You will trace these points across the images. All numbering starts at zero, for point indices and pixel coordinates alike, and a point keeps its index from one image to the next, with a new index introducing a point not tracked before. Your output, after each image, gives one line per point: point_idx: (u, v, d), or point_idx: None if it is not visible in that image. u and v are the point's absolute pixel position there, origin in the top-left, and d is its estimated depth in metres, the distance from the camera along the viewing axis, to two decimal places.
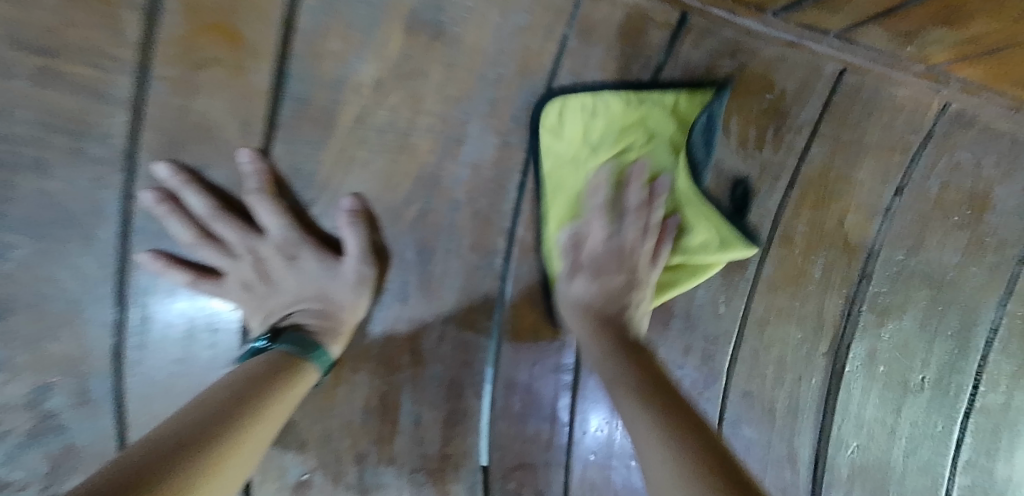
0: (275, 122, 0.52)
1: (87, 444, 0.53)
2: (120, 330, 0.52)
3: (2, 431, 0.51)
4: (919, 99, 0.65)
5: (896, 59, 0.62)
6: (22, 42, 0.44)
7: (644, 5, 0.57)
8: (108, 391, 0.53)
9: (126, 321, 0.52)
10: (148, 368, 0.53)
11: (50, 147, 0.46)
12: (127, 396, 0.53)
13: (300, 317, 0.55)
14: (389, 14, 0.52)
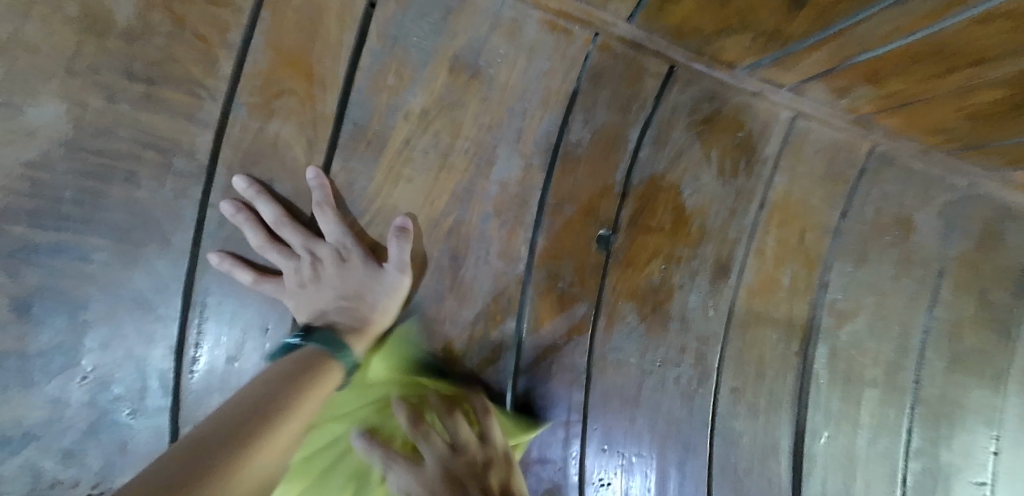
0: (335, 143, 0.58)
1: (140, 440, 0.55)
2: (181, 328, 0.55)
3: (61, 428, 0.53)
4: (853, 141, 0.81)
5: (835, 109, 0.77)
6: (132, 73, 0.51)
7: (640, 58, 0.70)
8: (163, 387, 0.55)
9: (187, 320, 0.55)
10: (210, 361, 0.56)
11: (142, 162, 0.52)
12: (183, 392, 0.55)
13: (333, 317, 0.57)
14: (438, 57, 0.62)
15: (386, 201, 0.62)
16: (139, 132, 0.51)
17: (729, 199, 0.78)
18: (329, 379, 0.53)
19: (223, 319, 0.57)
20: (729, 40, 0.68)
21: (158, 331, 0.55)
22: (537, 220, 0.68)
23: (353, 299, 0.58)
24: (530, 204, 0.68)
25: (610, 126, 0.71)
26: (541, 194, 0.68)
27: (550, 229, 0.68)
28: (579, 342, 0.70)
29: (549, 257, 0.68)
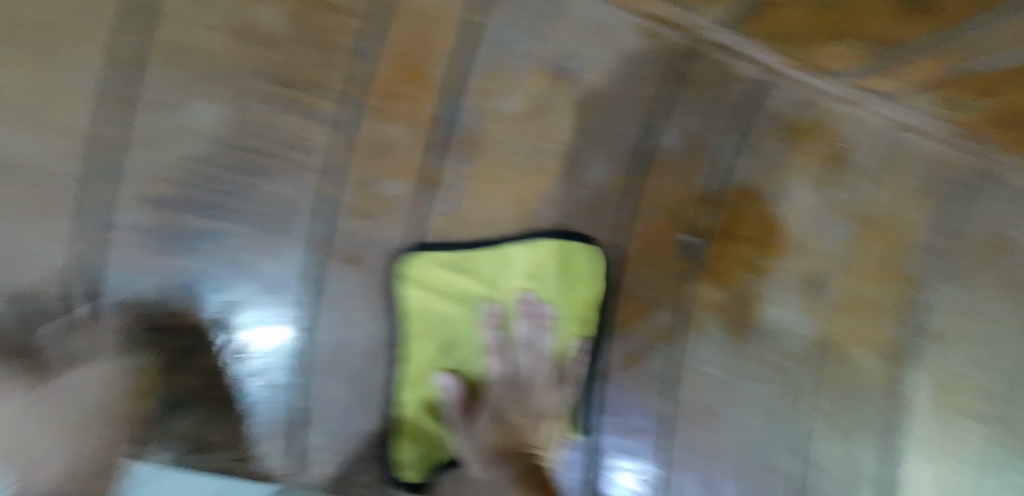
0: (442, 145, 0.59)
1: (273, 410, 0.55)
2: (299, 306, 0.55)
3: (196, 404, 0.51)
4: (969, 160, 0.68)
5: (946, 121, 0.66)
6: (276, 77, 0.50)
7: (736, 67, 0.69)
8: (286, 362, 0.55)
9: (301, 297, 0.55)
10: (277, 336, 0.55)
11: (277, 158, 0.51)
12: (308, 366, 0.56)
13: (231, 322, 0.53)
14: (537, 63, 0.62)
15: (481, 205, 0.62)
16: (274, 132, 0.51)
17: (824, 211, 0.73)
18: None
19: (341, 306, 0.56)
20: (829, 47, 0.62)
21: (283, 317, 0.54)
22: (626, 224, 0.69)
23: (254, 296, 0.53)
24: (615, 209, 0.68)
25: (699, 133, 0.71)
26: (628, 199, 0.69)
27: (639, 235, 0.71)
28: (659, 347, 0.72)
29: (633, 261, 0.71)
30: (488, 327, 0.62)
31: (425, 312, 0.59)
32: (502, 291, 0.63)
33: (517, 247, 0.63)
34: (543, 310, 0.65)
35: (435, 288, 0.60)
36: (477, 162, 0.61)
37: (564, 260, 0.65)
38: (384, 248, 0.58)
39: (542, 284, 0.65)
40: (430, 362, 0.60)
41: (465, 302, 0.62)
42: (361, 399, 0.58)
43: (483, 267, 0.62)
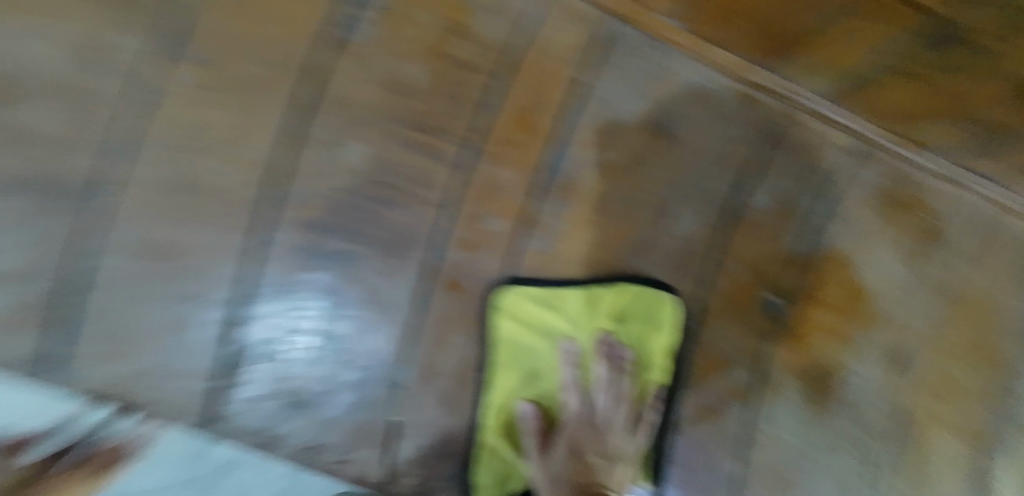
0: (541, 189, 0.64)
1: (370, 421, 0.58)
2: (404, 329, 0.59)
3: (304, 407, 0.55)
4: None
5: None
6: (418, 123, 0.58)
7: (833, 135, 0.70)
8: (386, 377, 0.59)
9: (404, 320, 0.59)
10: (378, 351, 0.58)
11: (410, 194, 0.58)
12: (405, 384, 0.59)
13: (338, 333, 0.56)
14: (636, 119, 0.66)
15: (572, 246, 0.65)
16: (405, 171, 0.58)
17: (912, 284, 0.74)
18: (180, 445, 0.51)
19: (438, 334, 0.60)
20: (936, 127, 0.65)
21: (393, 338, 0.59)
22: (711, 278, 0.69)
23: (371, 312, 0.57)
24: (694, 259, 0.68)
25: (789, 195, 0.71)
26: (720, 255, 0.69)
27: (726, 288, 0.69)
28: (737, 403, 0.69)
29: (716, 312, 0.69)
30: (567, 365, 0.62)
31: (506, 344, 0.61)
32: (584, 331, 0.64)
33: (600, 288, 0.64)
34: (621, 353, 0.64)
35: (517, 322, 0.61)
36: (573, 206, 0.65)
37: (647, 305, 0.65)
38: (480, 279, 0.62)
39: (623, 328, 0.65)
40: (510, 390, 0.61)
41: (547, 338, 0.63)
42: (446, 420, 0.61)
43: (566, 304, 0.63)
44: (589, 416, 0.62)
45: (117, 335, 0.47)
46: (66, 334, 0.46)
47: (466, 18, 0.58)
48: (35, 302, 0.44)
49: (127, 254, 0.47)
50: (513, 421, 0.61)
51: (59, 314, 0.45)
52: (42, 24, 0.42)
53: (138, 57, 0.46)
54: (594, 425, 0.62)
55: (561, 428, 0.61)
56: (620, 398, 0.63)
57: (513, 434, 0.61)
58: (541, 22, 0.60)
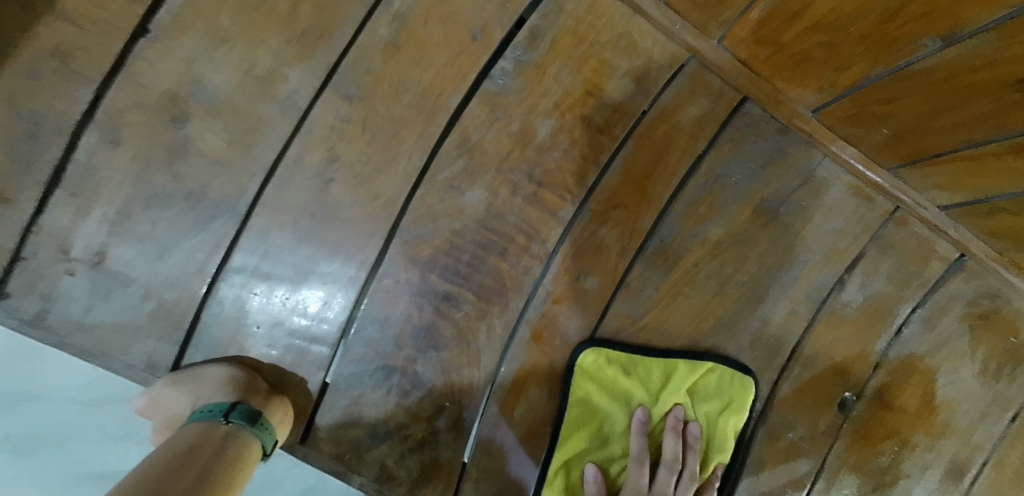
0: (639, 253, 0.62)
1: (443, 462, 0.58)
2: (493, 379, 0.59)
3: (385, 438, 0.56)
4: None
5: None
6: (532, 175, 0.58)
7: (935, 242, 0.68)
8: (466, 422, 0.58)
9: (493, 368, 0.59)
10: (461, 392, 0.58)
11: (512, 242, 0.58)
12: (481, 431, 0.59)
13: (425, 369, 0.56)
14: (747, 199, 0.64)
15: (660, 314, 0.63)
16: (515, 219, 0.58)
17: (984, 402, 0.72)
18: (249, 459, 0.44)
19: (518, 384, 0.59)
20: None
21: (476, 382, 0.58)
22: (785, 365, 0.67)
23: (459, 352, 0.57)
24: (785, 347, 0.66)
25: (885, 297, 0.68)
26: (796, 343, 0.67)
27: (797, 378, 0.67)
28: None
29: (784, 402, 0.67)
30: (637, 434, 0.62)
31: (582, 405, 0.61)
32: (656, 401, 0.64)
33: (679, 362, 0.63)
34: (691, 432, 0.64)
35: (595, 384, 0.61)
36: (668, 275, 0.63)
37: (722, 384, 0.64)
38: (565, 335, 0.60)
39: (698, 405, 0.65)
40: (578, 451, 0.61)
41: (620, 404, 0.63)
42: (504, 473, 0.60)
43: (646, 374, 0.63)
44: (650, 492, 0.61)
45: (228, 346, 0.51)
46: (184, 341, 0.49)
47: (601, 80, 0.59)
48: (165, 308, 0.48)
49: (251, 272, 0.50)
50: (574, 482, 0.62)
51: (184, 321, 0.49)
52: (217, 49, 0.47)
53: (300, 89, 0.49)
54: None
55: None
56: (683, 476, 0.63)
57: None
58: (670, 91, 0.61)
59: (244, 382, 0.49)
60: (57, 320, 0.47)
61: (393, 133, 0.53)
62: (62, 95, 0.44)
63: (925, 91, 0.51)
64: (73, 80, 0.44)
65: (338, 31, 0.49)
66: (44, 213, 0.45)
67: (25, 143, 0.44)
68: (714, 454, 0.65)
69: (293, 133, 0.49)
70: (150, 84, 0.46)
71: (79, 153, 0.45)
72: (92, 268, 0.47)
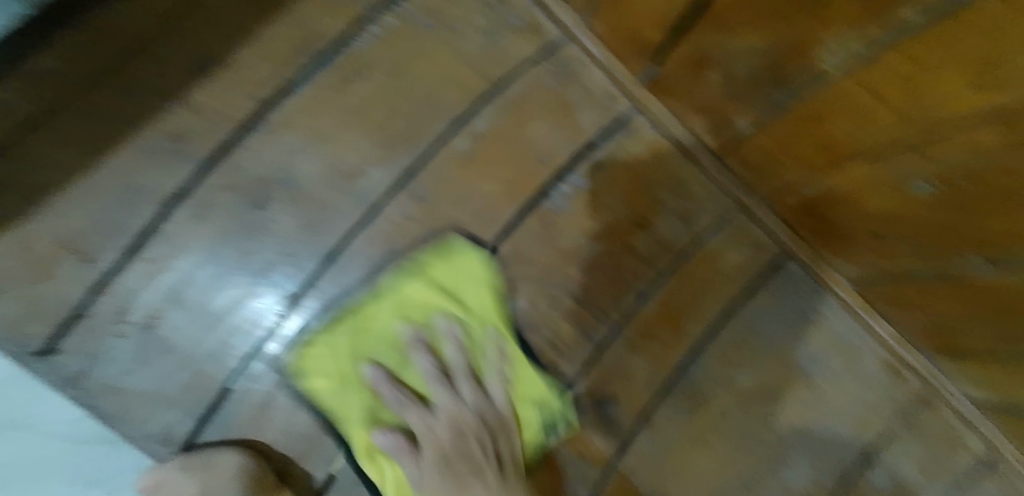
0: (665, 390, 0.61)
1: None
2: None
3: None
4: None
5: None
6: (572, 294, 0.59)
7: (970, 438, 0.65)
8: None
9: None
10: None
11: (541, 356, 0.58)
12: None
13: None
14: (778, 352, 0.64)
15: (680, 458, 0.61)
16: (549, 334, 0.59)
17: None
18: None
19: None
20: None
21: None
22: None
23: None
24: None
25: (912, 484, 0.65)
26: None
27: None
28: None
29: None
30: None
31: None
32: None
33: None
34: (502, 407, 0.57)
35: None
36: (691, 418, 0.62)
37: None
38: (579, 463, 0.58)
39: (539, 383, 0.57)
40: (337, 402, 0.51)
41: None
42: None
43: None
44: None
45: (246, 427, 0.50)
46: (203, 418, 0.49)
47: (650, 216, 0.62)
48: (197, 382, 0.48)
49: (285, 355, 0.50)
50: (369, 453, 0.52)
51: (210, 396, 0.49)
52: (313, 144, 0.50)
53: (377, 185, 0.52)
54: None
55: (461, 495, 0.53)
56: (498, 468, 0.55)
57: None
58: (715, 237, 0.63)
59: (251, 476, 0.48)
60: (91, 383, 0.46)
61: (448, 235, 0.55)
62: (167, 171, 0.46)
63: (969, 305, 0.50)
64: (180, 159, 0.46)
65: (420, 141, 0.54)
66: (112, 275, 0.46)
67: (117, 212, 0.45)
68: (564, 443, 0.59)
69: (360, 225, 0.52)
70: (245, 169, 0.48)
71: (162, 226, 0.46)
72: (141, 333, 0.47)
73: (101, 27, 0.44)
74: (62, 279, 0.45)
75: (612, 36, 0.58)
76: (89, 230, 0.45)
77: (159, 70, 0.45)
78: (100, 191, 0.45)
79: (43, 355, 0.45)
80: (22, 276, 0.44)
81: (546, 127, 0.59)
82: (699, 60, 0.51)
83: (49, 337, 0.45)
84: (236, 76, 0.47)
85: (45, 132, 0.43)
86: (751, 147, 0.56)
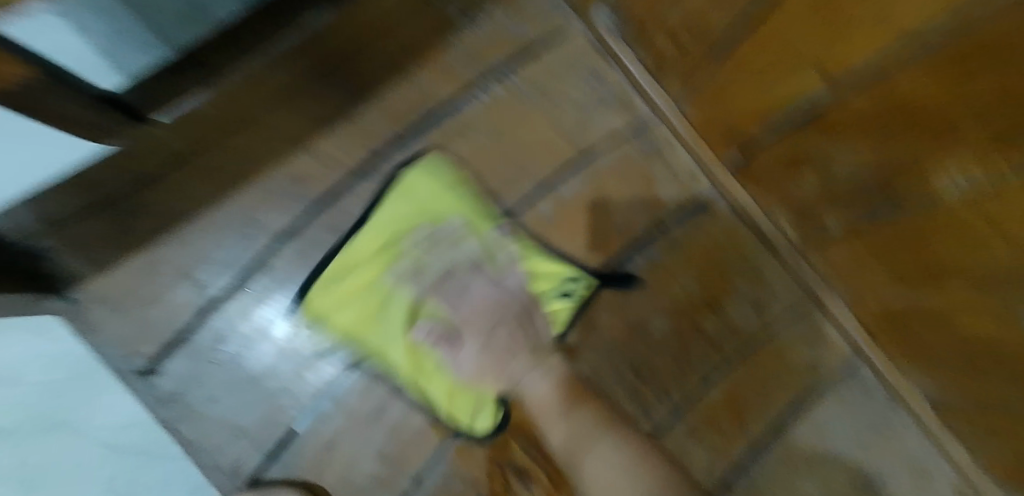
0: (724, 484, 0.59)
1: None
2: None
3: None
4: None
5: None
6: (637, 370, 0.59)
7: None
8: None
9: None
10: None
11: None
12: None
13: None
14: (846, 461, 0.61)
15: None
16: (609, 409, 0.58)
17: None
18: None
19: None
20: None
21: None
22: None
23: None
24: None
25: None
26: None
27: None
28: None
29: None
30: None
31: None
32: None
33: None
34: (516, 286, 0.55)
35: None
36: None
37: None
38: None
39: (545, 273, 0.55)
40: (342, 325, 0.50)
41: None
42: None
43: None
44: (539, 409, 0.52)
45: (308, 468, 0.50)
46: (274, 455, 0.49)
47: (722, 299, 0.61)
48: (275, 416, 0.49)
49: (355, 394, 0.51)
50: (412, 364, 0.51)
51: (281, 430, 0.49)
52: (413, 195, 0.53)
53: (463, 239, 0.54)
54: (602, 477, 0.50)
55: (507, 372, 0.52)
56: (527, 350, 0.53)
57: (478, 401, 0.52)
58: (788, 330, 0.62)
59: None
60: (177, 407, 0.47)
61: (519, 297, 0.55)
62: (286, 209, 0.49)
63: None
64: (299, 199, 0.50)
65: (509, 201, 0.56)
66: (220, 303, 0.48)
67: (235, 244, 0.48)
68: (579, 315, 0.56)
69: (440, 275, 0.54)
70: (351, 212, 0.51)
71: (272, 259, 0.49)
72: (234, 360, 0.48)
73: (257, 80, 0.50)
74: (176, 301, 0.47)
75: (701, 120, 0.59)
76: (210, 257, 0.48)
77: (297, 119, 0.51)
78: (226, 221, 0.48)
79: (140, 376, 0.46)
80: (142, 295, 0.47)
81: (628, 199, 0.60)
82: (798, 159, 0.51)
83: (150, 358, 0.47)
84: (360, 127, 0.52)
85: (191, 164, 0.48)
86: (841, 248, 0.55)
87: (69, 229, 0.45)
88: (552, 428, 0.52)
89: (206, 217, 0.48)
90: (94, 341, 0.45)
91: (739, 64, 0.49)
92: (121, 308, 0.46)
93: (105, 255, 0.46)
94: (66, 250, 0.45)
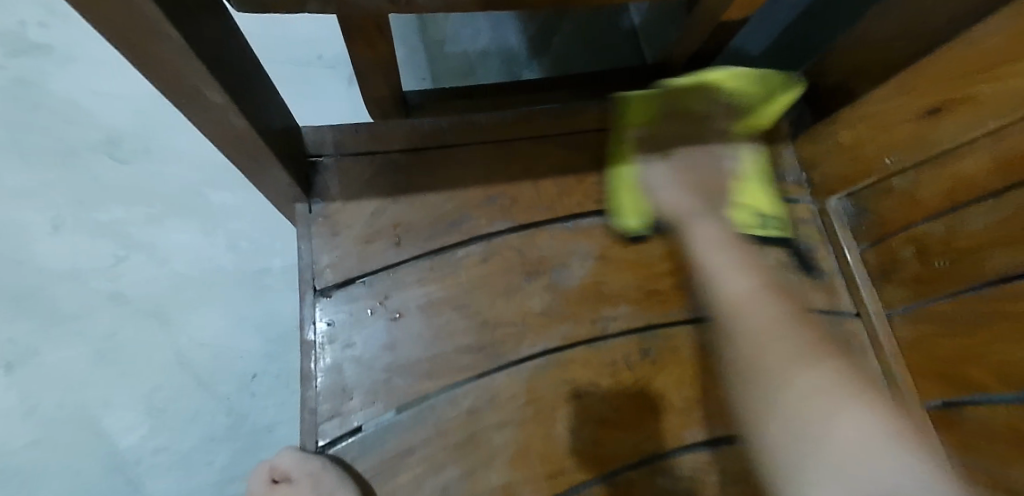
0: None
1: None
2: None
3: None
4: None
5: None
6: None
7: None
8: None
9: None
10: None
11: None
12: None
13: None
14: None
15: None
16: None
17: None
18: None
19: None
20: None
21: None
22: None
23: None
24: None
25: None
26: None
27: None
28: None
29: None
30: None
31: None
32: None
33: None
34: (723, 169, 0.59)
35: None
36: None
37: None
38: None
39: (751, 188, 0.59)
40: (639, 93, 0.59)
41: None
42: None
43: None
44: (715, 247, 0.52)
45: (380, 462, 0.45)
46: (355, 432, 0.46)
47: None
48: (381, 389, 0.47)
49: (454, 412, 0.47)
50: (629, 146, 0.59)
51: (375, 409, 0.47)
52: (595, 259, 0.55)
53: (620, 318, 0.53)
54: (822, 414, 0.41)
55: (686, 206, 0.55)
56: (708, 203, 0.56)
57: (645, 213, 0.55)
58: None
59: None
60: (323, 335, 0.48)
61: (642, 406, 0.50)
62: (490, 219, 0.54)
63: None
64: (504, 216, 0.54)
65: (676, 309, 0.54)
66: (403, 266, 0.51)
67: (446, 225, 0.53)
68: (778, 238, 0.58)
69: (581, 340, 0.52)
70: (539, 246, 0.54)
71: (459, 249, 0.52)
72: (386, 322, 0.49)
73: (525, 117, 0.58)
74: (372, 245, 0.51)
75: (910, 341, 0.52)
76: (418, 225, 0.52)
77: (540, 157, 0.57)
78: (447, 203, 0.54)
79: (316, 292, 0.49)
80: (352, 229, 0.52)
81: None
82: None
83: (331, 281, 0.50)
84: (581, 185, 0.57)
85: (449, 154, 0.56)
86: None
87: (344, 161, 0.54)
88: (722, 271, 0.50)
89: (434, 192, 0.54)
90: (306, 244, 0.51)
91: (997, 313, 0.43)
92: (336, 234, 0.51)
93: (354, 188, 0.53)
94: (332, 173, 0.53)
